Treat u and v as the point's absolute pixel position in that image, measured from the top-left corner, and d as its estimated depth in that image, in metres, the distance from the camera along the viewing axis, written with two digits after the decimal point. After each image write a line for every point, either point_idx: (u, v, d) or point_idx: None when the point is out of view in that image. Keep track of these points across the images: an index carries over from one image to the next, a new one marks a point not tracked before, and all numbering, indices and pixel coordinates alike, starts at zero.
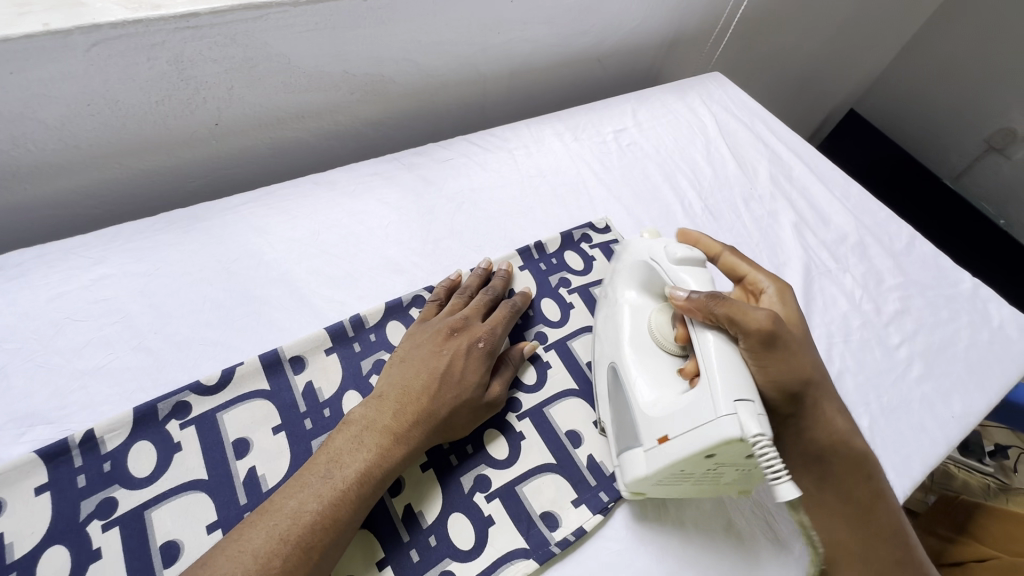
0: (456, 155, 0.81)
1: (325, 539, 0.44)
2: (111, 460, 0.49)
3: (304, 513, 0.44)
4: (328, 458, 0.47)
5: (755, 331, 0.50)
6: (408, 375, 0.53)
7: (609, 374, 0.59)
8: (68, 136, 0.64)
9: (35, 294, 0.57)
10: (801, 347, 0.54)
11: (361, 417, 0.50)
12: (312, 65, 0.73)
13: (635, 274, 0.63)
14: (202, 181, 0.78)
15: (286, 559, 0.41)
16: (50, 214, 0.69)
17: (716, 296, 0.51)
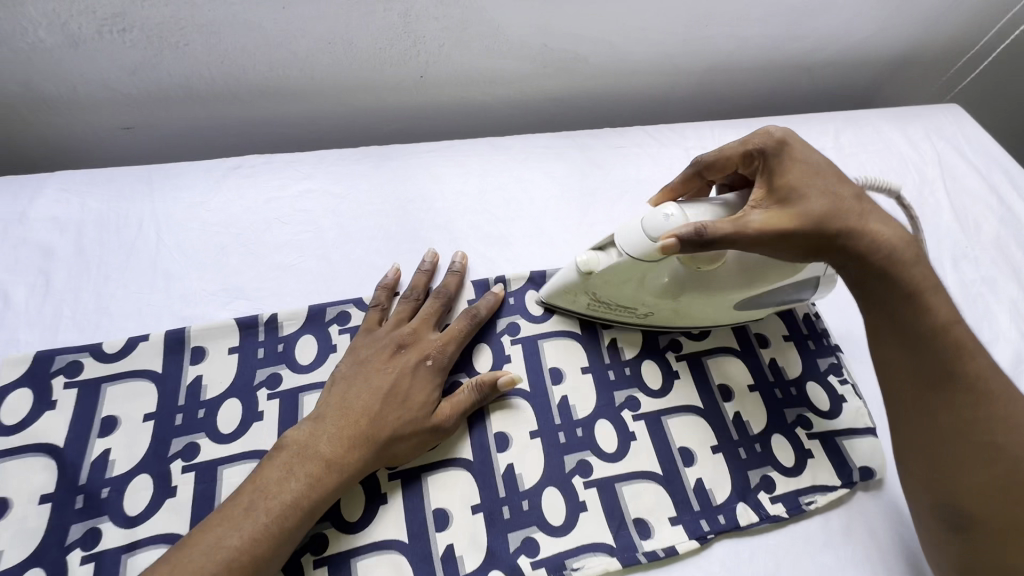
0: (630, 145, 0.80)
1: (360, 457, 0.49)
2: (284, 343, 0.58)
3: (333, 439, 0.49)
4: (336, 414, 0.51)
5: (801, 240, 0.49)
6: (411, 357, 0.55)
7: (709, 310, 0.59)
8: (308, 67, 0.74)
9: (259, 194, 0.69)
10: (862, 219, 0.50)
11: (372, 352, 0.55)
12: (517, 34, 0.76)
13: (632, 284, 0.56)
14: (396, 127, 0.85)
15: (324, 478, 0.48)
16: (277, 131, 0.82)
17: (722, 227, 0.47)
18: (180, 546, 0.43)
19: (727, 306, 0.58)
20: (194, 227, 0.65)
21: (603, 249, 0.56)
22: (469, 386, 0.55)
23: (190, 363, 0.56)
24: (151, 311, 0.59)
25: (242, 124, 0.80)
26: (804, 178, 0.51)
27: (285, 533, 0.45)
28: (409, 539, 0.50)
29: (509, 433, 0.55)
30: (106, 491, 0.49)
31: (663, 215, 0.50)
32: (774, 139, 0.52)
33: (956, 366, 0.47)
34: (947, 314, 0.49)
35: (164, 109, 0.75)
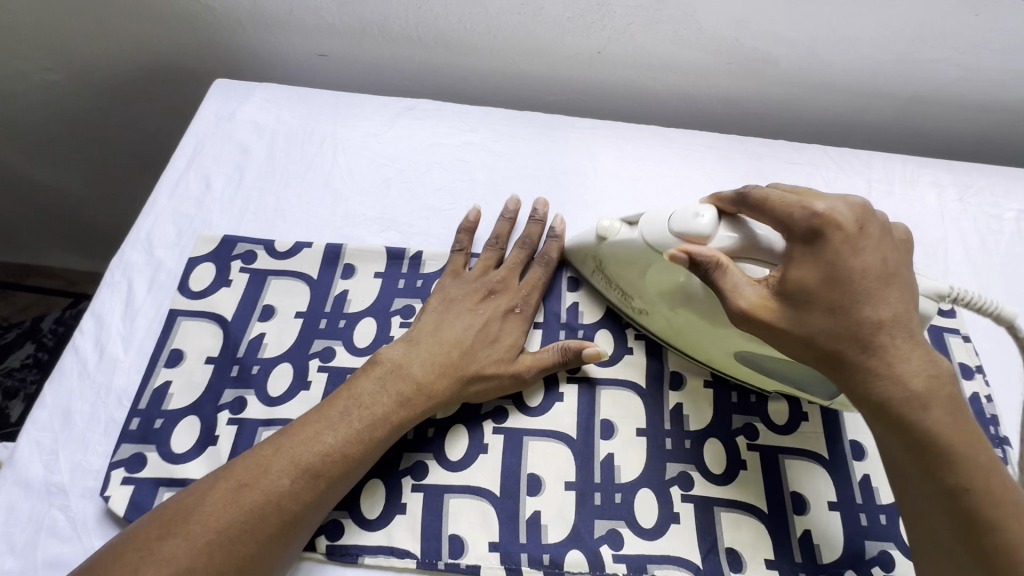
0: (804, 162, 0.73)
1: (451, 386, 0.52)
2: (422, 280, 0.61)
3: (425, 364, 0.52)
4: (430, 345, 0.53)
5: (801, 351, 0.44)
6: (495, 304, 0.57)
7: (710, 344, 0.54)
8: (495, 25, 0.76)
9: (426, 137, 0.72)
10: (877, 349, 0.42)
11: (462, 291, 0.58)
12: (711, 24, 0.73)
13: (640, 270, 0.55)
14: (559, 99, 0.85)
15: (414, 398, 0.51)
16: (448, 82, 0.85)
17: (719, 266, 0.45)
18: (280, 435, 0.47)
19: (729, 348, 0.53)
20: (365, 156, 0.70)
21: (629, 222, 0.56)
22: (558, 345, 0.55)
23: (341, 277, 0.61)
24: (318, 223, 0.65)
25: (419, 69, 0.83)
26: (818, 281, 0.43)
27: (376, 442, 0.48)
28: (500, 493, 0.51)
29: (616, 423, 0.55)
30: (255, 369, 0.55)
31: (693, 214, 0.49)
32: (808, 222, 0.44)
33: (970, 543, 0.40)
34: (974, 475, 0.40)
35: (357, 43, 0.81)
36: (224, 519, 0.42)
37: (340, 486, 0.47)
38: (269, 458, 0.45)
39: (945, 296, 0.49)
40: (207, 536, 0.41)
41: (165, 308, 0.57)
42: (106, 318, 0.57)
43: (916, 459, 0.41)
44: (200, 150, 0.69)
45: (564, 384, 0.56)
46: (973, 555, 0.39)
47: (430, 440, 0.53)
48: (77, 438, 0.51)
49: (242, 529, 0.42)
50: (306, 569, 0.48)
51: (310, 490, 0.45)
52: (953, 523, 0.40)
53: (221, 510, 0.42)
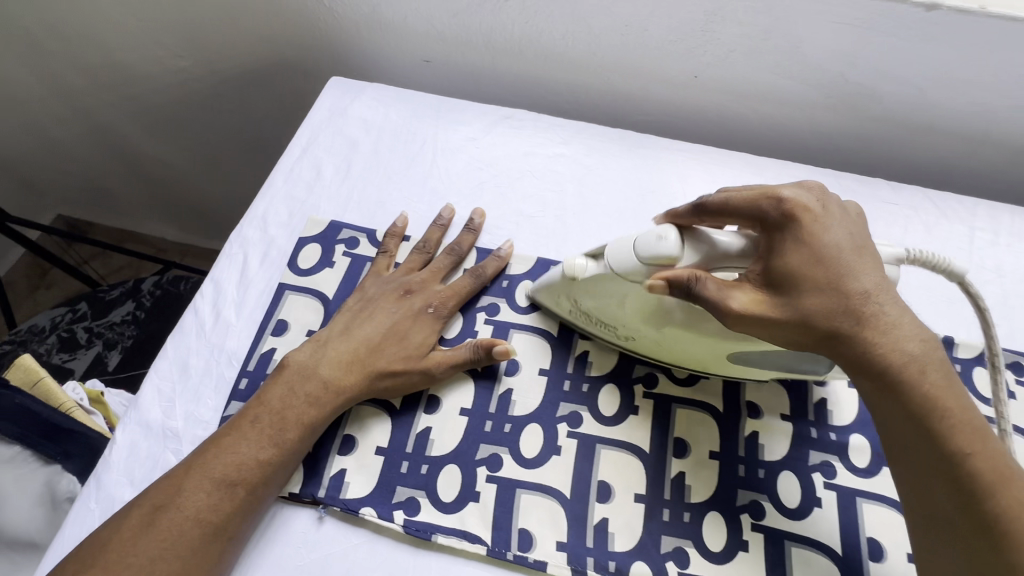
0: (902, 203, 0.72)
1: (360, 382, 0.54)
2: (508, 280, 0.64)
3: (334, 364, 0.54)
4: (343, 351, 0.55)
5: (802, 330, 0.44)
6: (413, 306, 0.59)
7: (696, 351, 0.55)
8: (596, 44, 0.78)
9: (521, 146, 0.75)
10: (875, 321, 0.44)
11: (379, 291, 0.60)
12: (817, 56, 0.72)
13: (608, 294, 0.54)
14: (648, 118, 0.86)
15: (322, 398, 0.53)
16: (542, 93, 0.88)
17: (697, 281, 0.45)
18: (193, 459, 0.49)
19: (718, 351, 0.53)
20: (463, 158, 0.73)
21: (593, 257, 0.53)
22: (471, 343, 0.57)
23: None
24: (415, 217, 0.69)
25: (516, 79, 0.87)
26: (804, 266, 0.45)
27: (290, 441, 0.51)
28: (571, 495, 0.52)
29: (689, 442, 0.55)
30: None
31: (655, 236, 0.48)
32: (779, 210, 0.46)
33: (975, 503, 0.41)
34: (970, 441, 0.42)
35: (461, 51, 0.85)
36: (151, 549, 0.45)
37: (263, 490, 0.49)
38: (185, 478, 0.48)
39: (903, 258, 0.50)
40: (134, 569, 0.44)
41: (275, 281, 0.63)
42: (223, 284, 0.62)
43: (915, 427, 0.43)
44: (314, 139, 0.74)
45: (640, 398, 0.57)
46: (969, 513, 0.41)
47: (507, 435, 0.55)
48: (191, 390, 0.56)
49: (168, 552, 0.45)
50: (383, 541, 0.50)
51: (227, 500, 0.47)
52: (958, 493, 0.41)
53: (144, 544, 0.45)
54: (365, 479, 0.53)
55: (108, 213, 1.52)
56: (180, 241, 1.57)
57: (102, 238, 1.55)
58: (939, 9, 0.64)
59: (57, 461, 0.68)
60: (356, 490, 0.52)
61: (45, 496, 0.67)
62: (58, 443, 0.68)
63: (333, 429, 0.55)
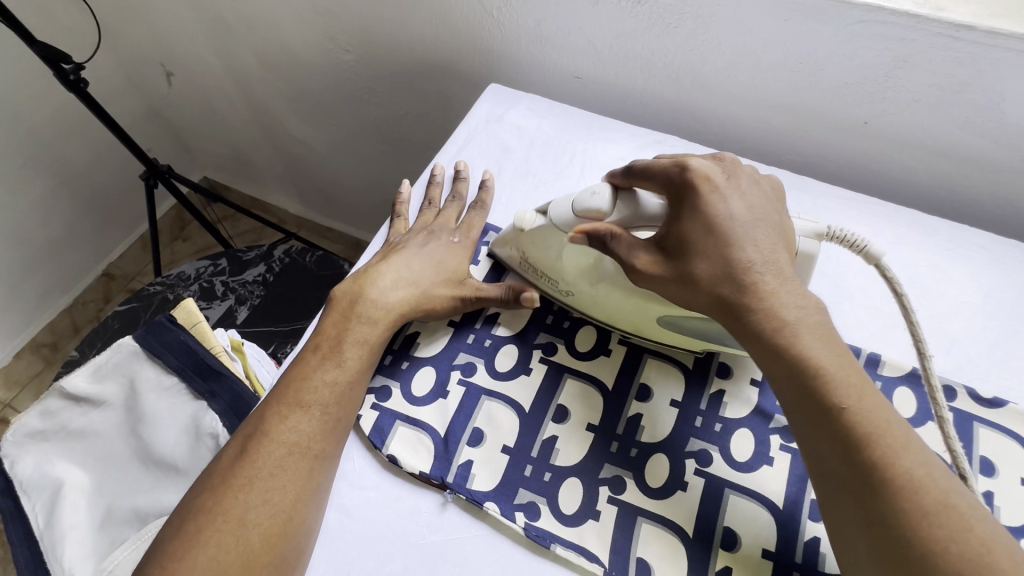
0: (974, 244, 0.80)
1: (405, 311, 0.72)
2: None
3: (380, 294, 0.72)
4: (394, 291, 0.73)
5: (700, 294, 0.57)
6: (436, 255, 0.77)
7: (630, 312, 0.70)
8: (709, 70, 0.90)
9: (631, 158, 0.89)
10: (754, 276, 0.55)
11: (404, 240, 0.79)
12: (918, 93, 0.80)
13: (549, 245, 0.71)
14: (744, 138, 0.98)
15: (377, 327, 0.70)
16: (652, 113, 1.02)
17: (609, 236, 0.61)
18: (277, 394, 0.65)
19: (648, 317, 0.70)
20: (578, 166, 0.87)
21: (540, 213, 0.71)
22: (503, 288, 0.74)
23: None
24: None
25: (631, 98, 1.01)
26: (695, 229, 0.58)
27: (350, 359, 0.68)
28: (628, 497, 0.64)
29: (752, 446, 0.66)
30: (487, 343, 0.75)
31: (590, 195, 0.64)
32: (685, 179, 0.60)
33: (835, 422, 0.49)
34: (823, 366, 0.51)
35: (587, 64, 1.00)
36: (267, 460, 0.60)
37: (341, 407, 0.65)
38: (284, 397, 0.64)
39: (824, 233, 0.63)
40: (254, 478, 0.59)
41: None
42: None
43: (786, 368, 0.52)
44: (470, 143, 0.91)
45: (713, 402, 0.69)
46: (830, 432, 0.49)
47: (571, 436, 0.68)
48: None
49: (280, 460, 0.60)
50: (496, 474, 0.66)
51: (315, 417, 0.63)
52: (820, 415, 0.50)
53: (260, 457, 0.60)
54: (487, 425, 0.69)
55: (247, 180, 1.82)
56: (298, 214, 1.86)
57: (237, 202, 1.85)
58: None
59: (204, 400, 0.83)
60: (481, 433, 0.68)
61: (192, 426, 0.83)
62: (206, 383, 0.83)
63: (462, 420, 0.69)
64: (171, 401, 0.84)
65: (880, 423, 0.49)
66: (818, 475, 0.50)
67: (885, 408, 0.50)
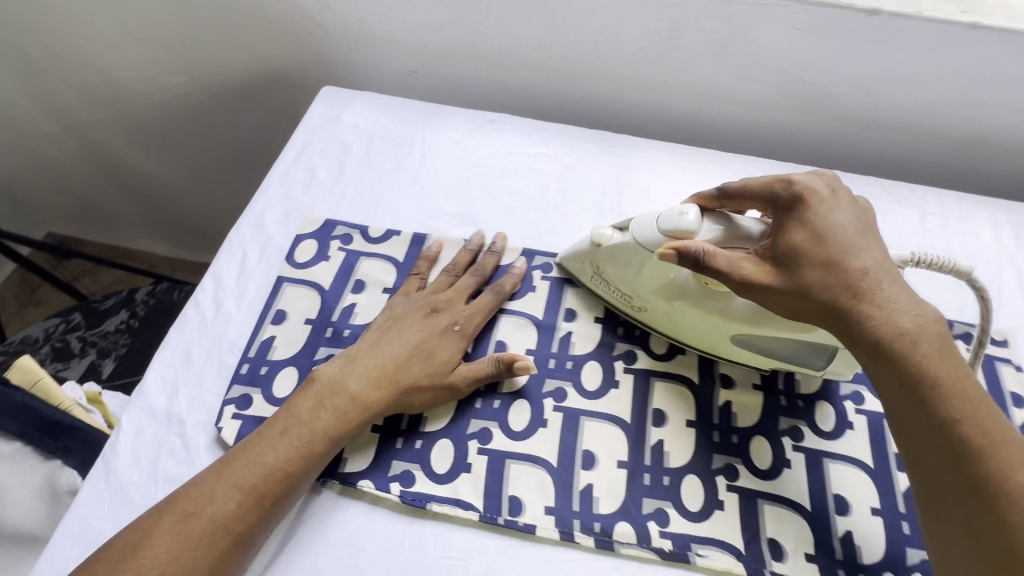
0: (860, 193, 0.77)
1: (385, 399, 0.55)
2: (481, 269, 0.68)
3: (362, 382, 0.55)
4: (374, 363, 0.56)
5: (803, 310, 0.50)
6: (434, 327, 0.60)
7: (710, 335, 0.60)
8: (571, 52, 0.83)
9: (504, 145, 0.80)
10: (877, 300, 0.48)
11: (407, 310, 0.61)
12: (776, 60, 0.78)
13: (628, 267, 0.60)
14: (622, 121, 0.91)
15: (350, 413, 0.54)
16: (522, 101, 0.93)
17: (707, 254, 0.51)
18: (209, 478, 0.49)
19: (721, 333, 0.59)
20: (450, 159, 0.78)
21: (619, 229, 0.61)
22: (493, 359, 0.58)
23: None
24: (409, 217, 0.72)
25: (497, 88, 0.92)
26: (807, 244, 0.50)
27: (309, 452, 0.51)
28: (558, 464, 0.55)
29: (667, 412, 0.59)
30: (347, 332, 0.62)
31: (678, 214, 0.54)
32: (790, 195, 0.53)
33: (965, 464, 0.43)
34: (959, 406, 0.45)
35: (444, 62, 0.90)
36: (172, 545, 0.45)
37: (285, 501, 0.50)
38: (214, 486, 0.48)
39: (909, 260, 0.54)
40: (157, 566, 0.44)
41: (273, 275, 0.66)
42: (223, 278, 0.65)
43: (902, 391, 0.46)
44: (308, 146, 0.78)
45: (621, 373, 0.61)
46: (958, 471, 0.44)
47: (495, 410, 0.58)
48: (193, 377, 0.59)
49: (198, 552, 0.45)
50: (380, 511, 0.53)
51: (253, 509, 0.48)
52: (942, 449, 0.44)
53: (165, 537, 0.45)
54: (362, 455, 0.55)
55: (101, 230, 1.51)
56: (170, 256, 1.56)
57: (92, 253, 1.54)
58: (880, 14, 0.70)
59: (58, 457, 0.69)
60: (354, 465, 0.55)
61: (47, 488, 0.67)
62: (58, 439, 0.68)
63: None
64: (16, 468, 0.68)
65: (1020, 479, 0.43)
66: (930, 514, 0.45)
67: None
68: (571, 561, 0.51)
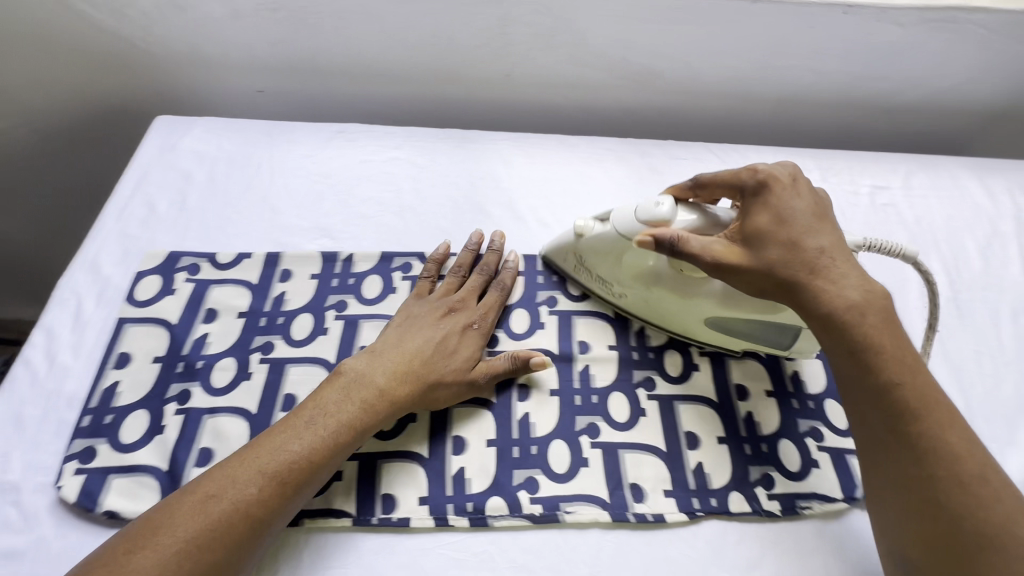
0: (691, 158, 0.84)
1: (407, 393, 0.56)
2: (339, 278, 0.68)
3: (386, 373, 0.56)
4: (398, 355, 0.57)
5: (761, 282, 0.53)
6: (452, 322, 0.61)
7: (683, 319, 0.64)
8: (412, 57, 0.85)
9: (356, 154, 0.80)
10: (825, 276, 0.52)
11: (423, 310, 0.62)
12: (600, 45, 0.83)
13: (611, 258, 0.64)
14: (478, 118, 0.94)
15: (376, 405, 0.54)
16: (377, 108, 0.93)
17: (680, 239, 0.54)
18: (235, 458, 0.49)
19: (695, 317, 0.62)
20: (301, 175, 0.77)
21: (600, 220, 0.65)
22: (507, 355, 0.60)
23: (281, 280, 0.67)
24: (260, 237, 0.71)
25: (350, 99, 0.92)
26: (770, 224, 0.54)
27: (333, 447, 0.51)
28: (429, 455, 0.57)
29: (532, 386, 0.62)
30: (200, 364, 0.60)
31: (655, 204, 0.58)
32: (753, 181, 0.57)
33: (903, 424, 0.47)
34: (899, 372, 0.49)
35: (291, 78, 0.89)
36: (191, 525, 0.44)
37: (305, 490, 0.49)
38: (237, 469, 0.47)
39: (862, 244, 0.58)
40: (174, 546, 0.43)
41: (114, 318, 0.62)
42: (55, 330, 0.61)
43: (849, 356, 0.50)
44: (145, 179, 0.74)
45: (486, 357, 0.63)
46: (896, 430, 0.48)
47: None
48: (28, 440, 0.55)
49: (216, 536, 0.44)
50: None
51: (270, 497, 0.47)
52: (885, 411, 0.48)
53: (186, 517, 0.44)
54: None
55: None
56: None
57: None
58: None
59: None
60: None
61: None
62: None
63: (186, 444, 0.55)
64: None
65: (953, 439, 0.47)
66: (872, 471, 0.49)
67: (967, 434, 0.48)
68: (448, 544, 0.53)
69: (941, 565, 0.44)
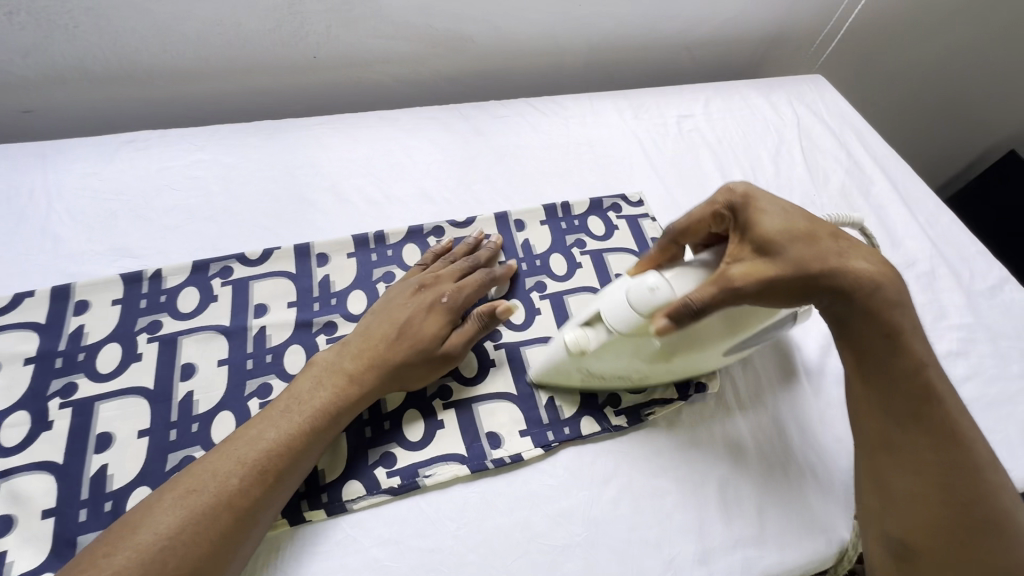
0: (513, 114, 0.86)
1: (375, 376, 0.55)
2: (147, 299, 0.62)
3: (349, 359, 0.56)
4: (363, 339, 0.57)
5: (791, 290, 0.47)
6: (424, 299, 0.60)
7: (702, 362, 0.58)
8: (200, 50, 0.78)
9: (150, 162, 0.72)
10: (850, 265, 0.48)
11: (398, 292, 0.62)
12: (400, 14, 0.81)
13: (618, 356, 0.54)
14: (294, 104, 0.90)
15: (347, 388, 0.54)
16: (176, 110, 0.85)
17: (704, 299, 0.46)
18: (215, 452, 0.49)
19: (716, 356, 0.57)
20: (86, 195, 0.68)
21: (588, 327, 0.54)
22: (476, 315, 0.60)
23: (74, 313, 0.60)
24: (43, 272, 0.63)
25: (143, 104, 0.84)
26: (782, 230, 0.48)
27: (305, 435, 0.51)
28: None
29: None
30: None
31: (648, 290, 0.49)
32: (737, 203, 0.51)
33: (925, 413, 0.48)
34: (924, 359, 0.49)
35: (62, 91, 0.79)
36: (175, 518, 0.44)
37: (288, 478, 0.49)
38: (217, 463, 0.48)
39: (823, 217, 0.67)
40: (158, 540, 0.43)
41: None
42: None
43: (876, 345, 0.49)
44: None
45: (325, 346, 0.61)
46: (919, 418, 0.49)
47: (194, 435, 0.54)
48: None
49: (202, 526, 0.44)
50: None
51: (252, 487, 0.47)
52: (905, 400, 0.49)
53: (169, 512, 0.44)
54: (35, 549, 0.48)
55: None
56: None
57: None
58: None
59: None
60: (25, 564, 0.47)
61: None
62: None
63: None
64: None
65: (964, 424, 0.49)
66: (884, 454, 0.51)
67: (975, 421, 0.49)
68: (306, 540, 0.51)
69: (949, 544, 0.47)
